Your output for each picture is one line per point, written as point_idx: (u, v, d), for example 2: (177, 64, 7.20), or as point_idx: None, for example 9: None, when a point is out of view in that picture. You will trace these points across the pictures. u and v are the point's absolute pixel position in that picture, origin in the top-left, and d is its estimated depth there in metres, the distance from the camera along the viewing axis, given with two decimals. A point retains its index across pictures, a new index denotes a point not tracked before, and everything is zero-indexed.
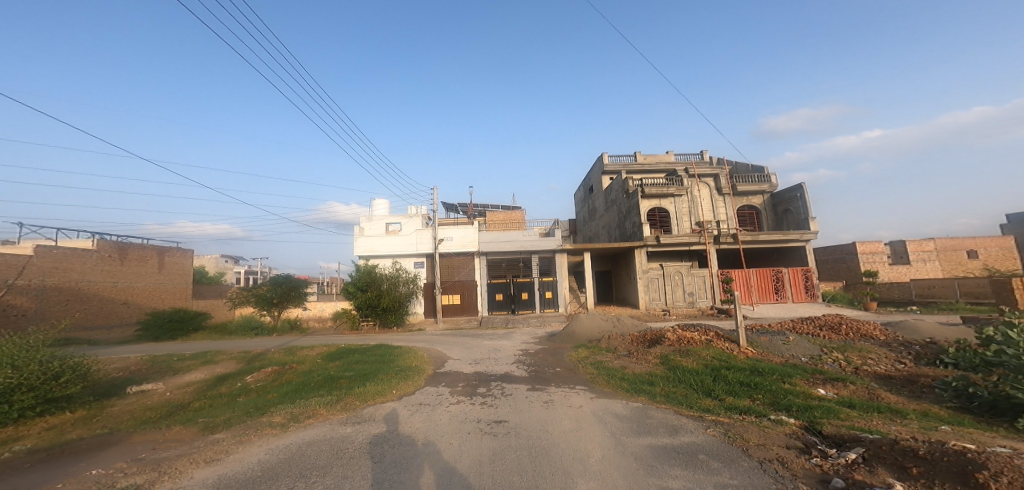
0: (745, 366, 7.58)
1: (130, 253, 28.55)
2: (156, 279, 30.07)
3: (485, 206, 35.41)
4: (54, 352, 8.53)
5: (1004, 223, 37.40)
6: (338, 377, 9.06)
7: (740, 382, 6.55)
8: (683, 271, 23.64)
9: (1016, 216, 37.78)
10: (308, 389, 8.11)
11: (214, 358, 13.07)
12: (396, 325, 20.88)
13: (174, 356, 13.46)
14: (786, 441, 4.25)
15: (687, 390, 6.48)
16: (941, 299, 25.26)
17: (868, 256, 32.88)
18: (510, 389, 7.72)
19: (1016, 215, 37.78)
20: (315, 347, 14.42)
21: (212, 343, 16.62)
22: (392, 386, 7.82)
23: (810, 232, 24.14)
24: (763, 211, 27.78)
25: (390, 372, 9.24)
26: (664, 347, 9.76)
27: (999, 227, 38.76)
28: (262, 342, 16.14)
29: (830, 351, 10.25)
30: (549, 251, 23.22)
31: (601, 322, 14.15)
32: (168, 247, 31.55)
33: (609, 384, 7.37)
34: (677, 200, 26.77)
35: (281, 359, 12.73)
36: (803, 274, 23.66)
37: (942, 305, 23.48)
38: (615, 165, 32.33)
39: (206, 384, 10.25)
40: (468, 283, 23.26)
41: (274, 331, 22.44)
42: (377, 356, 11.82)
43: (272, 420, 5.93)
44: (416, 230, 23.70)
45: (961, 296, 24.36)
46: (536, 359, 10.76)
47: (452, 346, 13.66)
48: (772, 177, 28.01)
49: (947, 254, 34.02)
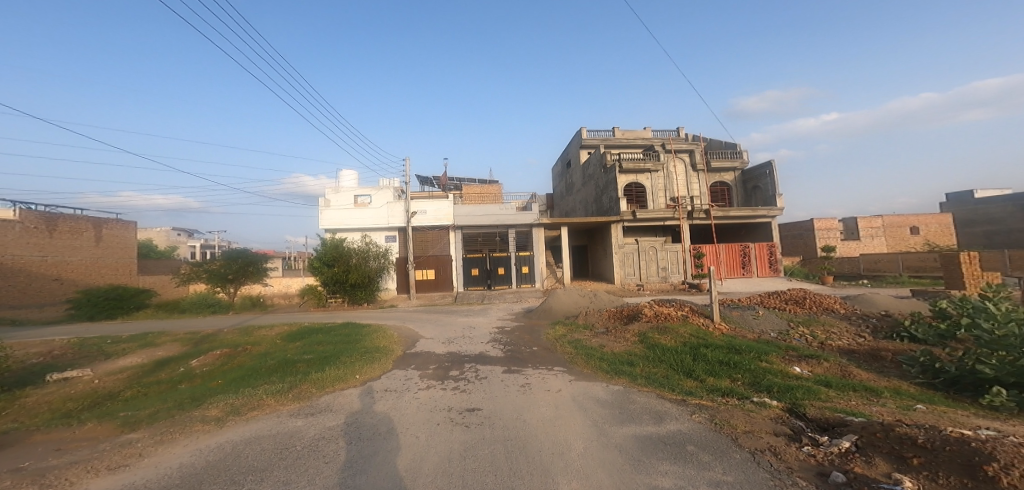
0: (723, 344, 7.52)
1: (60, 225, 25.78)
2: (95, 253, 27.48)
3: (460, 179, 34.30)
4: None
5: (943, 202, 40.20)
6: (296, 360, 8.36)
7: (719, 361, 6.43)
8: (657, 246, 23.89)
9: (955, 195, 40.62)
10: (259, 374, 7.41)
11: (156, 340, 11.96)
12: (366, 302, 20.08)
13: (109, 339, 12.26)
14: (773, 427, 4.07)
15: (667, 370, 6.34)
16: (886, 273, 27.07)
17: (824, 232, 34.62)
18: (484, 371, 7.35)
19: (955, 195, 40.62)
20: (274, 327, 13.53)
21: (157, 323, 15.35)
22: (356, 371, 7.25)
23: (777, 208, 24.85)
24: (734, 187, 28.26)
25: (354, 353, 8.65)
26: (642, 324, 9.67)
27: (940, 205, 41.60)
28: (216, 322, 15.05)
29: (796, 326, 10.57)
30: (525, 225, 22.80)
31: (578, 297, 13.99)
32: (106, 218, 28.69)
33: (588, 365, 7.12)
34: (652, 175, 26.76)
35: (235, 340, 11.81)
36: (768, 249, 24.49)
37: (889, 278, 25.07)
38: (593, 139, 31.86)
39: (143, 370, 9.30)
40: (443, 258, 22.57)
41: (235, 309, 21.18)
42: (342, 336, 11.14)
43: (207, 413, 5.28)
44: (388, 202, 22.56)
45: (904, 269, 26.20)
46: (512, 337, 10.46)
47: (424, 324, 13.14)
48: (744, 154, 28.42)
49: (893, 230, 36.28)
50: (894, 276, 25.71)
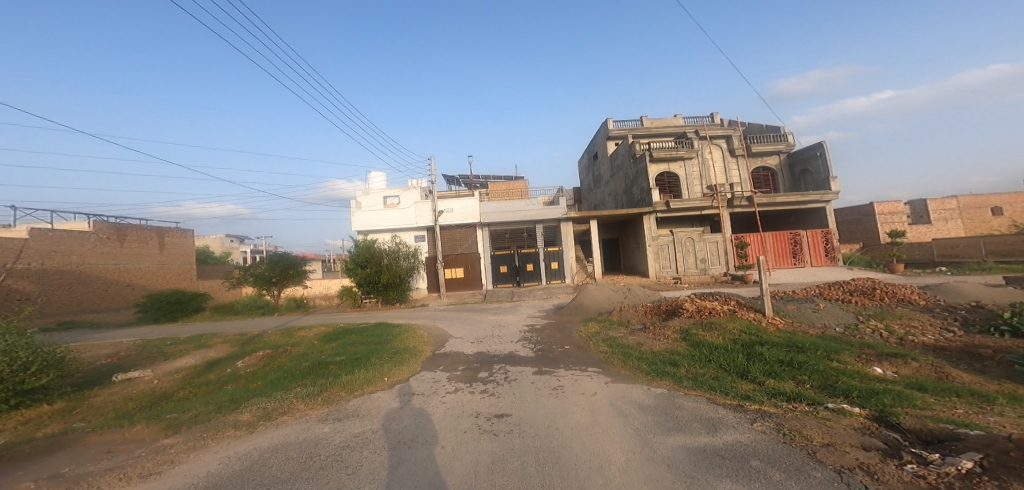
0: (781, 341, 6.66)
1: (128, 235, 27.98)
2: (158, 260, 29.64)
3: (487, 177, 34.14)
4: (34, 340, 7.88)
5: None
6: (329, 361, 8.32)
7: (780, 361, 5.64)
8: (694, 236, 22.50)
9: None
10: (292, 377, 7.37)
11: (209, 341, 12.48)
12: (399, 302, 20.30)
13: (169, 340, 12.94)
14: (859, 438, 3.36)
15: (717, 370, 5.64)
16: (965, 259, 24.07)
17: (886, 216, 31.43)
18: (514, 373, 6.93)
19: None
20: (313, 328, 13.82)
21: (210, 325, 16.16)
22: (386, 373, 7.06)
23: (832, 192, 22.68)
24: (780, 172, 26.12)
25: (385, 354, 8.51)
26: (683, 319, 8.89)
27: None
28: (262, 323, 15.64)
29: (867, 320, 9.39)
30: (553, 220, 22.21)
31: (612, 293, 13.27)
32: (167, 227, 30.89)
33: (626, 365, 6.52)
34: (687, 163, 25.26)
35: (277, 341, 12.11)
36: (823, 236, 22.43)
37: (969, 264, 22.26)
38: (621, 129, 30.66)
39: (196, 370, 9.65)
40: (472, 256, 22.43)
41: (280, 310, 22.09)
42: (374, 336, 11.12)
43: (240, 418, 5.20)
44: (416, 202, 22.71)
45: (987, 254, 23.19)
46: (542, 336, 9.98)
47: (454, 323, 12.93)
48: (789, 136, 26.26)
49: (970, 211, 32.34)
50: (974, 263, 22.82)
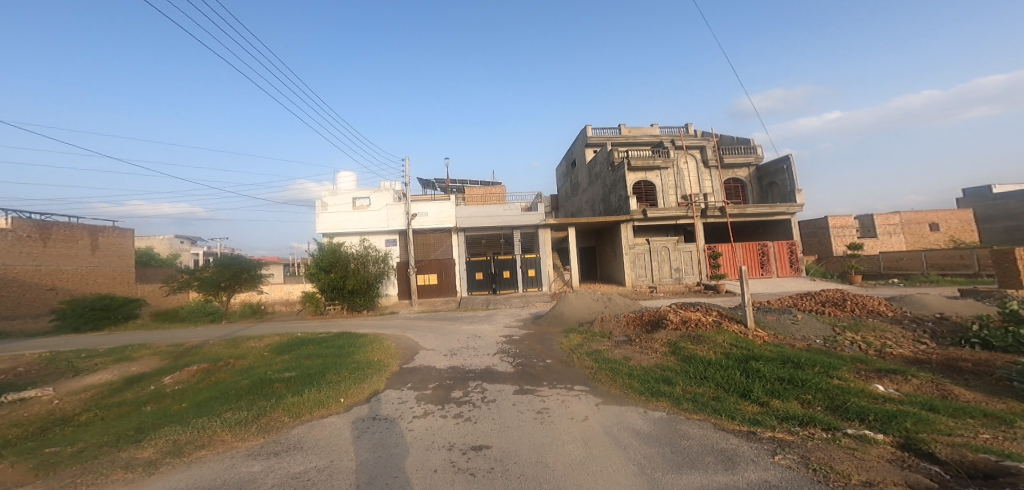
0: (775, 355, 6.31)
1: (54, 233, 25.05)
2: (90, 262, 26.68)
3: (462, 182, 33.32)
4: None
5: (961, 198, 38.83)
6: (274, 378, 7.24)
7: (781, 378, 5.24)
8: (669, 246, 22.62)
9: (973, 189, 39.25)
10: (226, 397, 6.28)
11: (135, 353, 10.92)
12: (366, 309, 19.08)
13: (85, 353, 11.23)
14: (899, 474, 2.92)
15: (716, 389, 5.17)
16: (908, 271, 25.58)
17: (840, 230, 33.15)
18: (492, 392, 6.23)
19: (973, 189, 39.25)
20: (264, 338, 12.49)
21: (143, 334, 14.37)
22: (341, 393, 6.14)
23: (797, 205, 23.50)
24: (749, 184, 26.91)
25: (343, 370, 7.54)
26: (670, 331, 8.50)
27: (956, 201, 40.17)
28: (204, 333, 14.07)
29: (844, 332, 9.36)
30: (530, 226, 21.71)
31: (592, 302, 12.83)
32: (101, 225, 27.93)
33: (616, 384, 5.96)
34: (662, 173, 25.55)
35: (219, 353, 10.76)
36: (788, 248, 23.18)
37: (915, 277, 23.63)
38: (598, 137, 30.78)
39: (111, 388, 8.25)
40: (446, 262, 21.52)
41: (235, 317, 20.33)
42: (333, 348, 10.05)
43: (138, 455, 4.17)
44: (387, 205, 21.59)
45: (928, 268, 24.72)
46: (521, 348, 9.33)
47: (425, 333, 12.02)
48: (758, 149, 27.13)
49: (911, 227, 34.71)
50: (917, 275, 24.23)
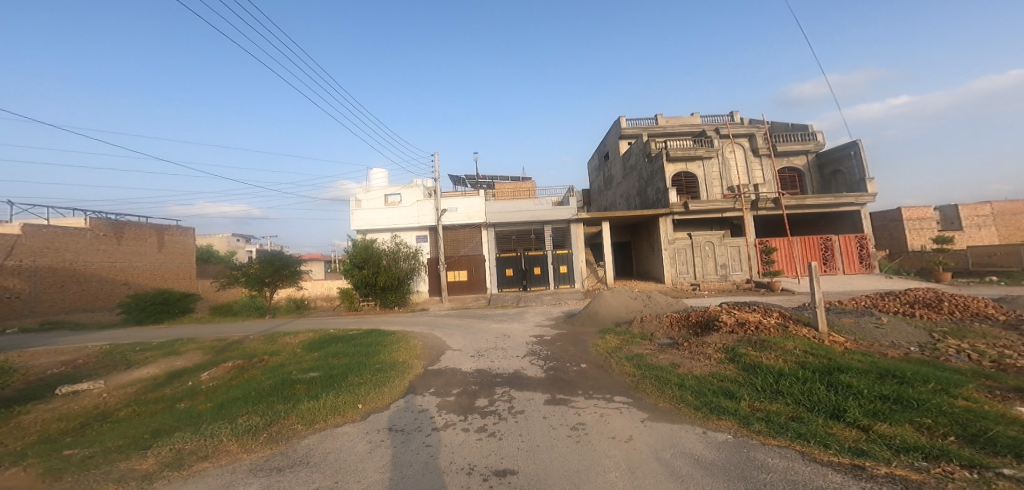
0: (866, 367, 5.14)
1: (126, 232, 27.21)
2: (157, 259, 28.81)
3: (494, 177, 32.82)
4: None
5: None
6: (296, 379, 6.96)
7: (883, 396, 4.13)
8: (714, 240, 20.86)
9: None
10: (245, 399, 6.01)
11: (180, 348, 11.24)
12: (398, 306, 19.07)
13: (138, 346, 11.73)
14: None
15: (795, 407, 4.16)
16: (1003, 268, 22.16)
17: (915, 222, 29.44)
18: (521, 401, 5.53)
19: None
20: (299, 334, 12.57)
21: (192, 329, 14.98)
22: (359, 399, 5.69)
23: (867, 194, 20.90)
24: (808, 173, 24.36)
25: (365, 372, 7.14)
26: (724, 334, 7.40)
27: None
28: (247, 327, 14.47)
29: (943, 340, 7.81)
30: (563, 221, 20.80)
31: (630, 300, 11.80)
32: (167, 225, 30.08)
33: (665, 396, 5.05)
34: (706, 163, 23.69)
35: (255, 349, 10.85)
36: (856, 242, 20.67)
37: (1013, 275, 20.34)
38: (635, 128, 29.19)
39: (153, 383, 8.37)
40: (476, 258, 21.10)
41: (280, 312, 21.09)
42: (361, 346, 9.79)
43: (137, 466, 3.83)
44: (418, 201, 21.48)
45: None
46: (553, 350, 8.57)
47: (453, 332, 11.55)
48: (818, 134, 24.48)
49: (1004, 218, 30.23)
50: (1015, 272, 20.90)
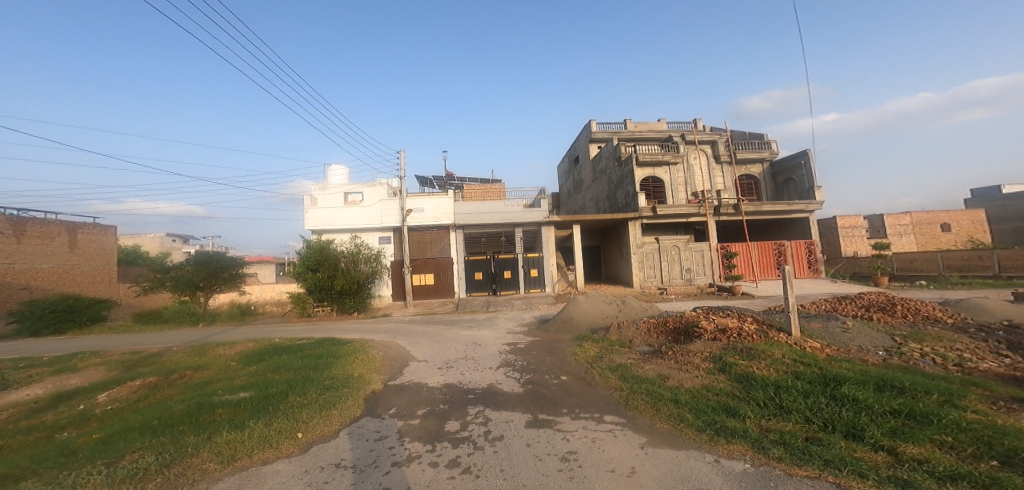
0: (862, 377, 4.93)
1: (28, 230, 23.58)
2: (68, 260, 25.20)
3: (461, 178, 31.86)
4: None
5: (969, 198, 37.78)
6: (221, 400, 5.80)
7: (894, 412, 3.85)
8: (679, 245, 21.24)
9: (983, 189, 38.14)
10: (146, 428, 4.82)
11: (81, 363, 9.43)
12: (357, 311, 17.67)
13: (25, 362, 9.73)
14: None
15: (808, 426, 3.77)
16: (923, 273, 24.19)
17: (849, 230, 31.77)
18: (499, 424, 4.81)
19: (983, 189, 38.14)
20: (236, 344, 11.06)
21: (103, 340, 12.87)
22: (298, 426, 4.71)
23: (816, 202, 22.14)
24: (763, 181, 25.58)
25: (311, 390, 6.10)
26: (709, 342, 7.09)
27: (963, 202, 38.99)
28: (172, 337, 12.65)
29: (907, 344, 7.99)
30: (533, 224, 20.33)
31: (604, 306, 11.42)
32: (81, 222, 26.53)
33: (662, 414, 4.55)
34: (671, 169, 24.22)
35: (180, 363, 9.33)
36: (806, 247, 21.82)
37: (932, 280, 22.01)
38: (603, 132, 29.43)
39: (33, 408, 6.78)
40: (443, 261, 20.10)
41: (223, 319, 19.09)
42: (311, 358, 8.64)
43: None
44: (381, 200, 20.15)
45: (945, 270, 23.27)
46: (529, 360, 7.93)
47: (417, 340, 10.60)
48: (772, 144, 25.76)
49: (922, 227, 33.44)
50: (931, 278, 22.92)
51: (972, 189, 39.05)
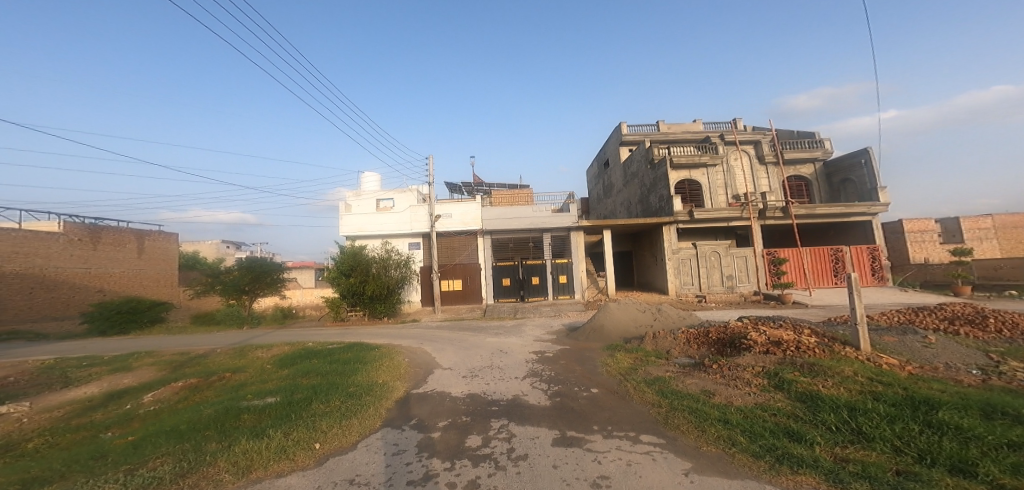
0: (959, 400, 4.10)
1: (103, 237, 25.85)
2: (136, 265, 27.38)
3: (491, 185, 31.89)
4: None
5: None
6: (249, 405, 5.78)
7: (1014, 446, 3.08)
8: (720, 250, 19.93)
9: None
10: (175, 432, 4.81)
11: (132, 363, 9.96)
12: (388, 316, 17.84)
13: (86, 361, 10.42)
14: None
15: (897, 457, 3.09)
16: (1010, 282, 21.30)
17: (917, 235, 28.68)
18: (524, 442, 4.40)
19: None
20: (272, 348, 11.35)
21: (156, 341, 13.67)
22: (317, 436, 4.52)
23: (879, 203, 20.11)
24: (815, 181, 23.66)
25: (334, 397, 5.96)
26: (760, 355, 6.32)
27: None
28: (216, 339, 13.24)
29: (1006, 363, 6.79)
30: (563, 229, 19.82)
31: (639, 314, 10.71)
32: (148, 230, 28.80)
33: (709, 436, 3.96)
34: (711, 170, 22.94)
35: (218, 365, 9.63)
36: (868, 253, 19.82)
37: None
38: (637, 135, 28.48)
39: (83, 406, 7.11)
40: (471, 267, 19.99)
41: (269, 321, 19.97)
42: (338, 363, 8.61)
43: None
44: (411, 206, 20.48)
45: None
46: (557, 371, 7.45)
47: (444, 346, 10.39)
48: (825, 142, 23.81)
49: (1006, 231, 29.64)
50: (1017, 287, 20.16)
51: None
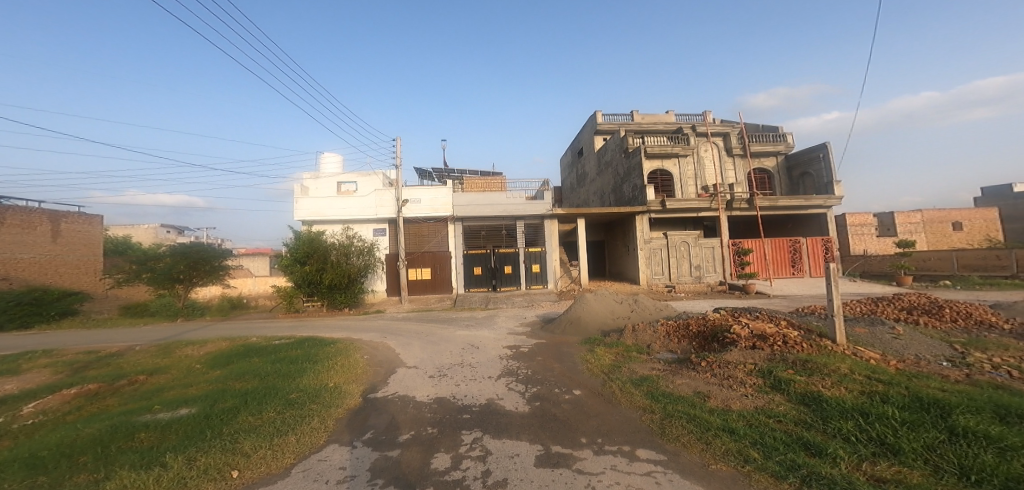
0: (967, 401, 3.84)
1: (8, 218, 22.44)
2: (51, 250, 24.08)
3: (460, 171, 30.71)
4: None
5: (979, 197, 36.56)
6: (152, 418, 4.70)
7: None
8: (689, 240, 20.12)
9: (994, 188, 36.82)
10: (34, 459, 3.71)
11: (25, 366, 8.36)
12: (348, 307, 16.61)
13: None
14: None
15: (938, 478, 2.69)
16: (938, 272, 23.11)
17: (859, 228, 30.55)
18: (500, 462, 3.71)
19: (994, 187, 36.82)
20: (207, 344, 10.01)
21: (65, 336, 11.79)
22: (235, 462, 3.61)
23: (834, 197, 21.00)
24: (778, 175, 24.42)
25: (269, 407, 5.00)
26: (748, 350, 6.00)
27: (974, 201, 37.73)
28: (139, 335, 11.61)
29: (971, 353, 6.89)
30: (535, 217, 19.22)
31: (616, 306, 10.34)
32: (65, 211, 25.36)
33: (718, 451, 3.46)
34: (681, 161, 23.07)
35: (138, 366, 8.28)
36: (823, 245, 20.71)
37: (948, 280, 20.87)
38: (609, 124, 28.23)
39: None
40: (440, 255, 19.01)
41: (213, 313, 18.15)
42: (284, 363, 7.56)
43: None
44: (376, 190, 19.10)
45: (959, 269, 22.05)
46: (534, 369, 6.83)
47: (408, 341, 9.52)
48: (787, 137, 24.56)
49: (932, 226, 32.22)
50: (943, 279, 21.86)
51: (982, 187, 37.66)
